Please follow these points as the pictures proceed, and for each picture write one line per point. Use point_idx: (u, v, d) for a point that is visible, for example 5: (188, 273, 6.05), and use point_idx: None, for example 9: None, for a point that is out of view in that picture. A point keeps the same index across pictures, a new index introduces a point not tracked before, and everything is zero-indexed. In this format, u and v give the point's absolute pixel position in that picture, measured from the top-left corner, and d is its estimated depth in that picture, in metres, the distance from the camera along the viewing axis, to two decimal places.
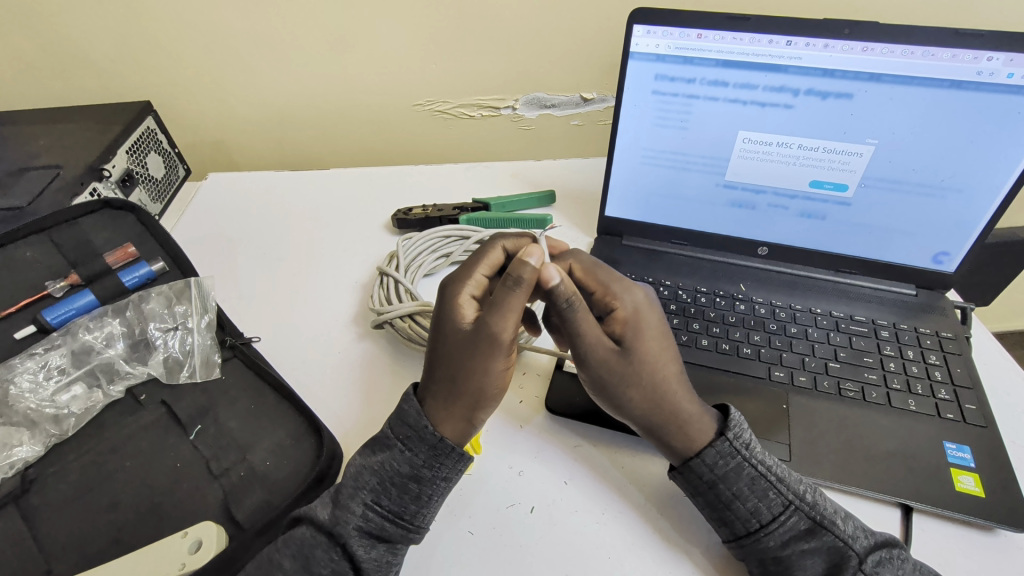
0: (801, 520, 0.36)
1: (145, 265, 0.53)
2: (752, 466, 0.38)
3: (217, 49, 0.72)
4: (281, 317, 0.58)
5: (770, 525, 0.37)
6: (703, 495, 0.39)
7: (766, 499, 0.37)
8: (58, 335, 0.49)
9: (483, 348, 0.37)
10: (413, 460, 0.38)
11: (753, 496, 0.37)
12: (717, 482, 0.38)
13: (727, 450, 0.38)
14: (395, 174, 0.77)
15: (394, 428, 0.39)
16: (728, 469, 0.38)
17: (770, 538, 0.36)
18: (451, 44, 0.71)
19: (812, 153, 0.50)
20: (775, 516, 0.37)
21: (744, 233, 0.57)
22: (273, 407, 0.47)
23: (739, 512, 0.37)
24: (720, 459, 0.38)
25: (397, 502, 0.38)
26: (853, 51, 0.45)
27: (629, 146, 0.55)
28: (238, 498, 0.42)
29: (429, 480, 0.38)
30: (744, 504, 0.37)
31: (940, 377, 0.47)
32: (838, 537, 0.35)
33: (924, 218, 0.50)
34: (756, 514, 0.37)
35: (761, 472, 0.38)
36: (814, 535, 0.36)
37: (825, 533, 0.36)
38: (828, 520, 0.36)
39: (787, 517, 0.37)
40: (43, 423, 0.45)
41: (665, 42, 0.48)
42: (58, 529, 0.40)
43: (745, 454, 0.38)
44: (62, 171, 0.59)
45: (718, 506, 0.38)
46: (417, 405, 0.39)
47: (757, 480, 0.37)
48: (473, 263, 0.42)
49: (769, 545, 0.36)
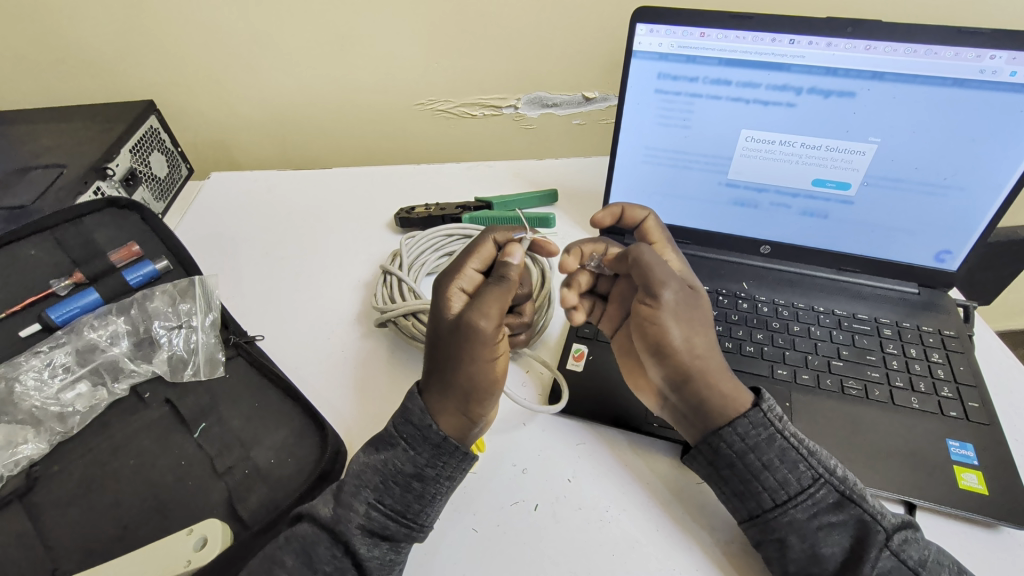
0: (829, 493, 0.36)
1: (148, 264, 0.53)
2: (784, 438, 0.38)
3: (220, 49, 0.72)
4: (284, 316, 0.58)
5: (799, 496, 0.37)
6: (733, 466, 0.38)
7: (796, 471, 0.37)
8: (62, 334, 0.49)
9: (476, 347, 0.37)
10: (417, 459, 0.38)
11: (783, 467, 0.37)
12: (748, 451, 0.38)
13: (760, 420, 0.38)
14: (397, 174, 0.77)
15: (398, 426, 0.39)
16: (759, 440, 0.38)
17: (798, 510, 0.36)
18: (453, 44, 0.72)
19: (815, 151, 0.50)
20: (804, 488, 0.37)
21: (747, 232, 0.57)
22: (276, 405, 0.47)
23: (768, 482, 0.37)
24: (753, 429, 0.38)
25: (400, 501, 0.38)
26: (856, 50, 0.45)
27: (631, 145, 0.55)
28: (242, 495, 0.42)
29: (432, 479, 0.38)
30: (773, 474, 0.37)
31: (943, 375, 0.47)
32: (867, 512, 0.36)
33: (926, 217, 0.50)
34: (785, 485, 0.37)
35: (793, 445, 0.38)
36: (842, 509, 0.36)
37: (853, 506, 0.36)
38: (855, 494, 0.36)
39: (816, 490, 0.37)
40: (48, 421, 0.45)
41: (668, 41, 0.49)
42: (63, 528, 0.40)
43: (777, 426, 0.38)
44: (66, 170, 0.59)
45: (746, 476, 0.38)
46: (421, 403, 0.39)
47: (788, 452, 0.37)
48: (465, 257, 0.42)
49: (797, 517, 0.36)
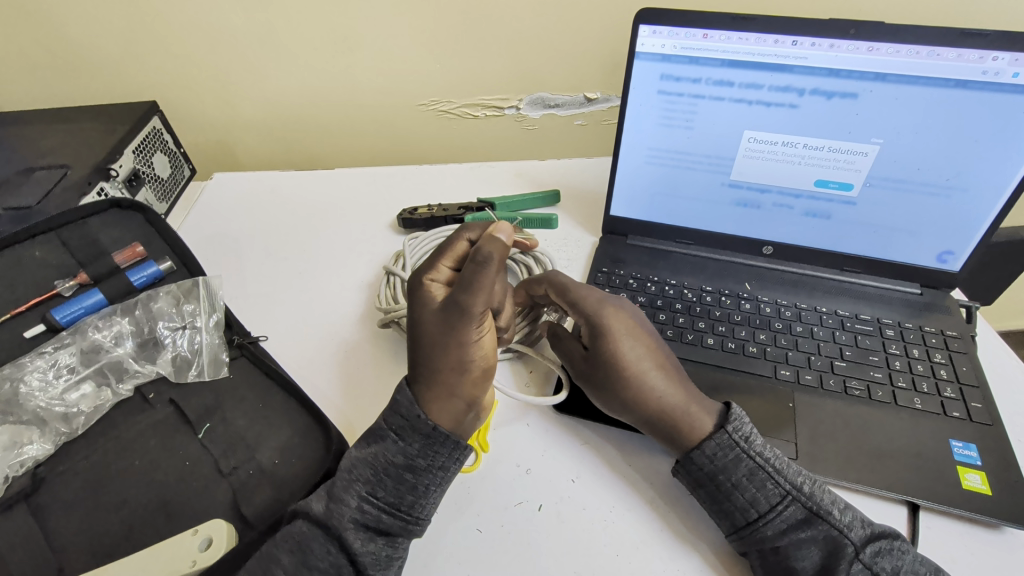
0: (797, 510, 0.37)
1: (152, 265, 0.54)
2: (751, 458, 0.39)
3: (223, 50, 0.73)
4: (288, 316, 0.58)
5: (768, 514, 0.37)
6: (705, 487, 0.39)
7: (764, 489, 0.38)
8: (67, 335, 0.49)
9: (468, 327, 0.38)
10: (407, 450, 0.38)
11: (751, 486, 0.38)
12: (717, 473, 0.39)
13: (727, 442, 0.39)
14: (399, 174, 0.77)
15: (388, 419, 0.40)
16: (727, 460, 0.39)
17: (768, 528, 0.37)
18: (455, 45, 0.72)
19: (818, 152, 0.50)
20: (773, 506, 0.37)
21: (749, 232, 0.57)
22: (280, 405, 0.47)
23: (736, 502, 0.38)
24: (720, 451, 0.39)
25: (393, 494, 0.38)
26: (858, 51, 0.45)
27: (634, 146, 0.55)
28: (248, 495, 0.42)
29: (424, 471, 0.38)
30: (742, 494, 0.38)
31: (945, 376, 0.47)
32: (834, 527, 0.36)
33: (928, 218, 0.50)
34: (755, 504, 0.38)
35: (760, 464, 0.38)
36: (811, 524, 0.36)
37: (821, 522, 0.36)
38: (823, 510, 0.37)
39: (784, 507, 0.37)
40: (54, 422, 0.45)
41: (671, 42, 0.49)
42: (69, 528, 0.40)
43: (744, 446, 0.39)
44: (69, 171, 0.59)
45: (718, 496, 0.39)
46: (409, 394, 0.39)
47: (755, 471, 0.38)
48: (439, 256, 0.42)
49: (767, 535, 0.37)
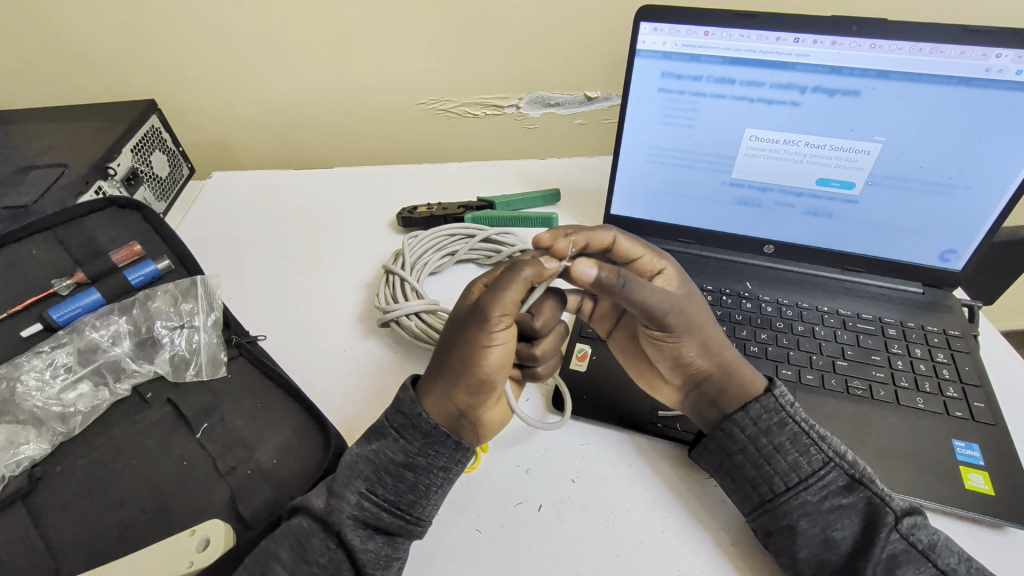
0: (839, 476, 0.37)
1: (151, 264, 0.53)
2: (796, 423, 0.39)
3: (222, 48, 0.72)
4: (288, 315, 0.58)
5: (809, 479, 0.37)
6: (745, 451, 0.39)
7: (807, 454, 0.38)
8: (64, 334, 0.49)
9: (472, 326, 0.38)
10: (408, 448, 0.38)
11: (793, 450, 0.38)
12: (759, 436, 0.39)
13: (772, 405, 0.40)
14: (399, 174, 0.76)
15: (390, 417, 0.40)
16: (771, 424, 0.39)
17: (808, 493, 0.37)
18: (454, 43, 0.72)
19: (819, 151, 0.50)
20: (814, 471, 0.37)
21: (750, 232, 0.57)
22: (279, 405, 0.47)
23: (779, 464, 0.38)
24: (765, 413, 0.39)
25: (392, 491, 0.38)
26: (861, 49, 0.45)
27: (635, 144, 0.55)
28: (245, 496, 0.42)
29: (425, 469, 0.38)
30: (784, 457, 0.38)
31: (947, 375, 0.47)
32: (876, 494, 0.36)
33: (932, 216, 0.50)
34: (796, 468, 0.38)
35: (804, 429, 0.38)
36: (852, 491, 0.36)
37: (863, 489, 0.36)
38: (866, 477, 0.37)
39: (827, 473, 0.37)
40: (51, 421, 0.45)
41: (672, 40, 0.48)
42: (66, 529, 0.40)
43: (788, 411, 0.39)
44: (67, 169, 0.59)
45: (758, 460, 0.39)
46: (412, 394, 0.40)
47: (800, 436, 0.38)
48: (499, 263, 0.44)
49: (808, 499, 0.37)
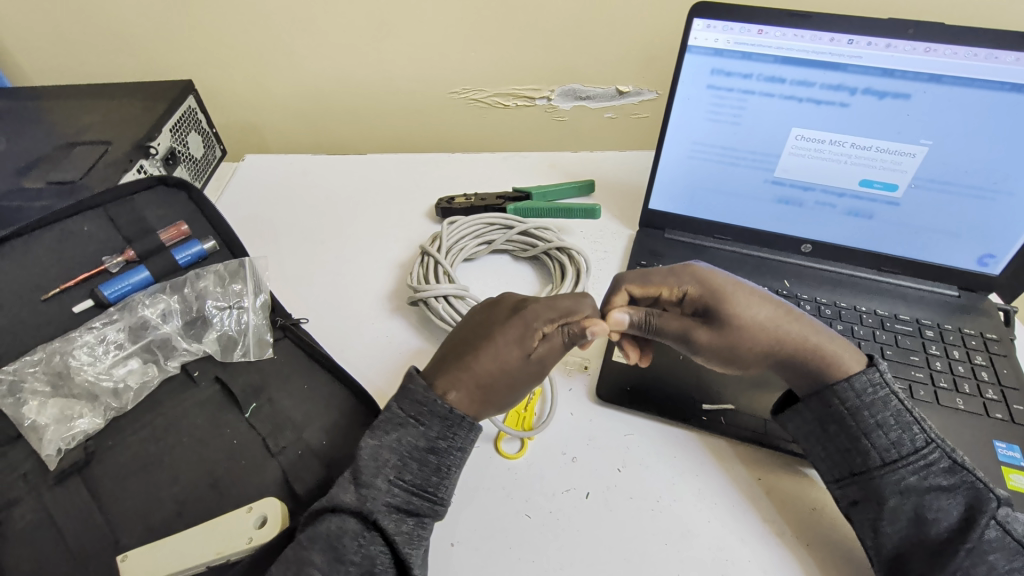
0: (941, 458, 0.38)
1: (197, 244, 0.53)
2: (898, 402, 0.40)
3: (258, 29, 0.72)
4: (327, 300, 0.58)
5: (909, 457, 0.38)
6: (841, 422, 0.40)
7: (909, 432, 0.39)
8: (115, 311, 0.49)
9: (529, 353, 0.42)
10: (428, 433, 0.39)
11: (895, 427, 0.39)
12: (860, 409, 0.40)
13: (877, 381, 0.41)
14: (430, 163, 0.76)
15: (403, 406, 0.40)
16: (875, 399, 0.40)
17: (907, 471, 0.38)
18: (492, 32, 0.72)
19: (865, 152, 0.50)
20: (916, 450, 0.38)
21: (789, 230, 0.57)
22: (326, 387, 0.48)
23: (876, 441, 0.39)
24: (869, 388, 0.40)
25: (419, 475, 0.39)
26: (915, 52, 0.45)
27: (679, 140, 0.55)
28: (297, 474, 0.43)
29: (446, 451, 0.39)
30: (885, 433, 0.39)
31: (986, 377, 0.48)
32: (977, 480, 0.37)
33: (973, 221, 0.51)
34: (897, 445, 0.39)
35: (907, 409, 0.40)
36: (953, 474, 0.38)
37: (964, 473, 0.37)
38: (962, 467, 0.38)
39: (928, 452, 0.38)
40: (104, 396, 0.45)
41: (725, 37, 0.49)
42: (123, 501, 0.40)
43: (892, 390, 0.41)
44: (110, 147, 0.59)
45: (856, 432, 0.40)
46: (422, 382, 0.41)
47: (902, 414, 0.40)
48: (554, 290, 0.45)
49: (904, 477, 0.38)
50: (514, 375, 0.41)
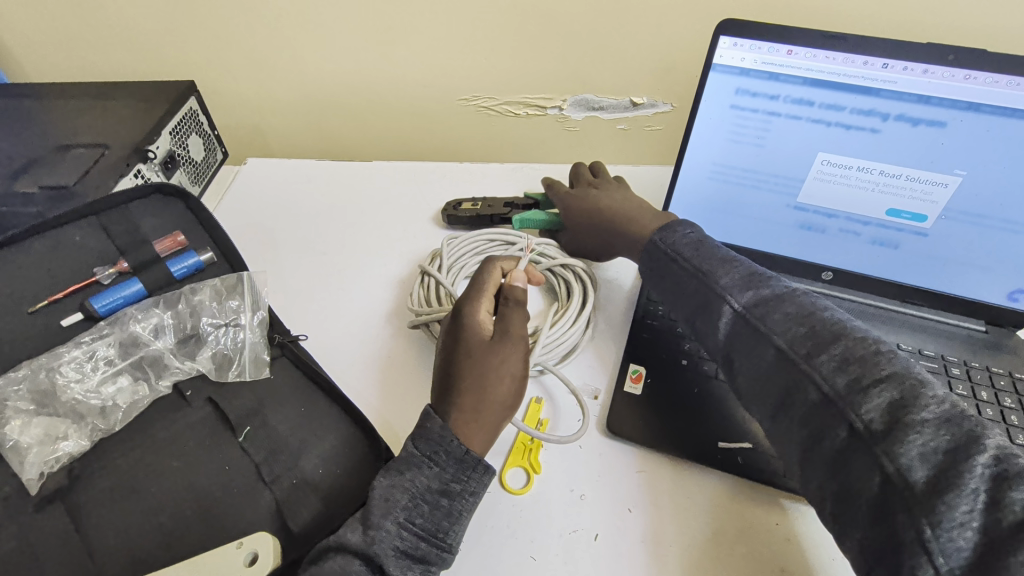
0: (818, 391, 0.33)
1: (193, 255, 0.51)
2: (771, 338, 0.36)
3: (263, 29, 0.70)
4: (326, 315, 0.56)
5: (794, 399, 0.34)
6: (739, 378, 0.38)
7: (785, 369, 0.35)
8: (105, 325, 0.47)
9: (498, 348, 0.42)
10: (443, 475, 0.38)
11: (775, 368, 0.35)
12: (747, 360, 0.37)
13: (752, 323, 0.37)
14: (436, 171, 0.74)
15: (418, 445, 0.39)
16: (752, 344, 0.37)
17: (798, 413, 0.34)
18: (504, 39, 0.69)
19: (894, 180, 0.48)
20: (798, 387, 0.34)
21: (809, 258, 0.55)
22: (323, 410, 0.46)
23: (812, 369, 0.33)
24: (745, 333, 0.37)
25: (430, 519, 0.37)
26: (954, 79, 0.43)
27: (699, 160, 0.53)
28: (292, 507, 0.41)
29: (459, 495, 0.38)
30: (769, 379, 0.36)
31: (1016, 422, 0.46)
32: (850, 406, 0.31)
33: (1003, 254, 0.49)
34: (783, 388, 0.35)
35: (780, 345, 0.35)
36: (828, 404, 0.32)
37: (838, 399, 0.32)
38: (886, 374, 0.31)
39: (807, 388, 0.33)
40: (91, 416, 0.43)
41: (751, 56, 0.47)
42: (106, 531, 0.38)
43: (764, 327, 0.36)
44: (107, 150, 0.57)
45: (751, 382, 0.37)
46: (439, 422, 0.39)
47: (777, 352, 0.35)
48: (477, 292, 0.46)
49: (798, 420, 0.34)
50: (494, 362, 0.42)
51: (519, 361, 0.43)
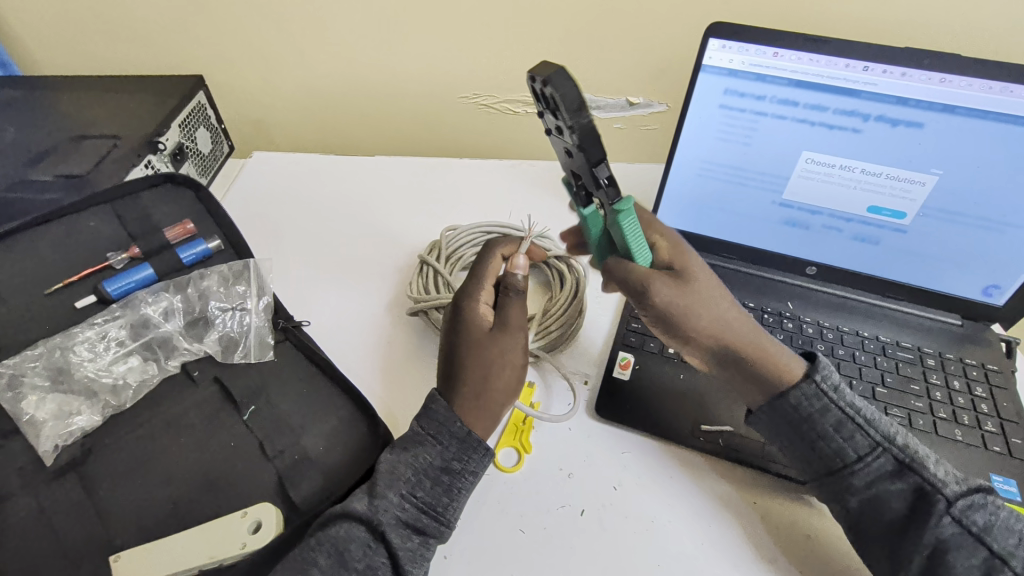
0: (887, 461, 0.38)
1: (202, 243, 0.53)
2: (839, 408, 0.39)
3: (270, 26, 0.72)
4: (328, 304, 0.58)
5: (855, 465, 0.38)
6: (787, 433, 0.41)
7: (852, 440, 0.39)
8: (117, 308, 0.49)
9: (497, 339, 0.42)
10: (444, 453, 0.40)
11: (838, 436, 0.39)
12: (802, 421, 0.40)
13: (813, 391, 0.40)
14: (436, 167, 0.76)
15: (424, 424, 0.41)
16: (813, 410, 0.40)
17: (856, 477, 0.38)
18: (504, 39, 0.71)
19: (874, 178, 0.50)
20: (861, 456, 0.38)
21: (794, 252, 0.57)
22: (324, 392, 0.48)
23: (884, 443, 0.38)
24: (806, 400, 0.40)
25: (430, 494, 0.39)
26: (930, 82, 0.45)
27: (689, 158, 0.55)
28: (294, 481, 0.43)
29: (459, 473, 0.39)
30: (828, 443, 0.39)
31: (986, 410, 0.48)
32: (925, 479, 0.37)
33: (978, 251, 0.51)
34: (842, 454, 0.39)
35: (850, 415, 0.39)
36: (901, 476, 0.37)
37: (911, 473, 0.37)
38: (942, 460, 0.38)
39: (873, 458, 0.38)
40: (102, 393, 0.45)
41: (740, 57, 0.49)
42: (117, 501, 0.40)
43: (831, 398, 0.40)
44: (118, 141, 0.59)
45: (804, 440, 0.40)
46: (443, 403, 0.41)
47: (844, 421, 0.39)
48: (480, 276, 0.47)
49: (854, 483, 0.38)
50: (492, 356, 0.42)
51: (519, 350, 0.43)
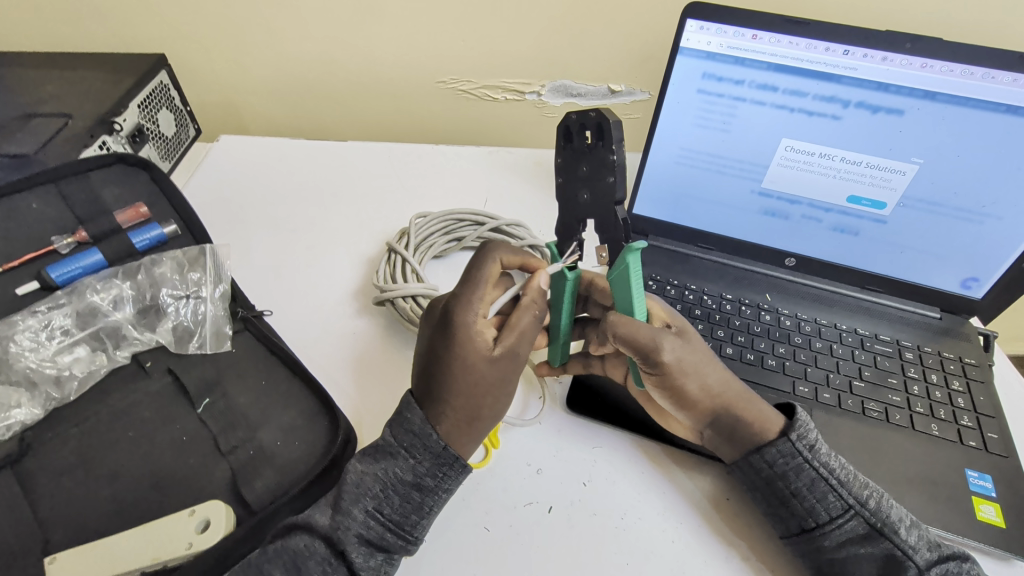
0: (859, 524, 0.36)
1: (156, 227, 0.50)
2: (813, 468, 0.38)
3: (238, 4, 0.69)
4: (294, 294, 0.56)
5: (827, 526, 0.37)
6: (760, 490, 0.39)
7: (825, 501, 0.37)
8: (62, 295, 0.47)
9: (502, 364, 0.37)
10: (417, 468, 0.37)
11: (811, 496, 0.37)
12: (775, 479, 0.38)
13: (789, 450, 0.38)
14: (412, 154, 0.74)
15: (398, 435, 0.38)
16: (788, 469, 0.38)
17: (826, 538, 0.37)
18: (482, 22, 0.69)
19: (855, 167, 0.49)
20: (832, 518, 0.37)
21: (773, 243, 0.56)
22: (284, 384, 0.45)
23: (857, 505, 0.37)
24: (781, 458, 0.38)
25: (398, 511, 0.37)
26: (911, 67, 0.44)
27: (666, 145, 0.53)
28: (247, 478, 0.41)
29: (431, 491, 0.37)
30: (800, 502, 0.38)
31: (962, 404, 0.47)
32: (897, 546, 0.36)
33: (958, 243, 0.50)
34: (813, 514, 0.37)
35: (823, 475, 0.38)
36: (871, 540, 0.36)
37: (883, 539, 0.36)
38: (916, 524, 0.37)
39: (845, 521, 0.37)
40: (44, 385, 0.43)
41: (718, 40, 0.47)
42: (57, 499, 0.38)
43: (807, 456, 0.38)
44: (71, 120, 0.56)
45: (775, 499, 0.39)
46: (420, 413, 0.37)
47: (818, 482, 0.37)
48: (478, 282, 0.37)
49: (824, 545, 0.37)
50: (496, 383, 0.37)
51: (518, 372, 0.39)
